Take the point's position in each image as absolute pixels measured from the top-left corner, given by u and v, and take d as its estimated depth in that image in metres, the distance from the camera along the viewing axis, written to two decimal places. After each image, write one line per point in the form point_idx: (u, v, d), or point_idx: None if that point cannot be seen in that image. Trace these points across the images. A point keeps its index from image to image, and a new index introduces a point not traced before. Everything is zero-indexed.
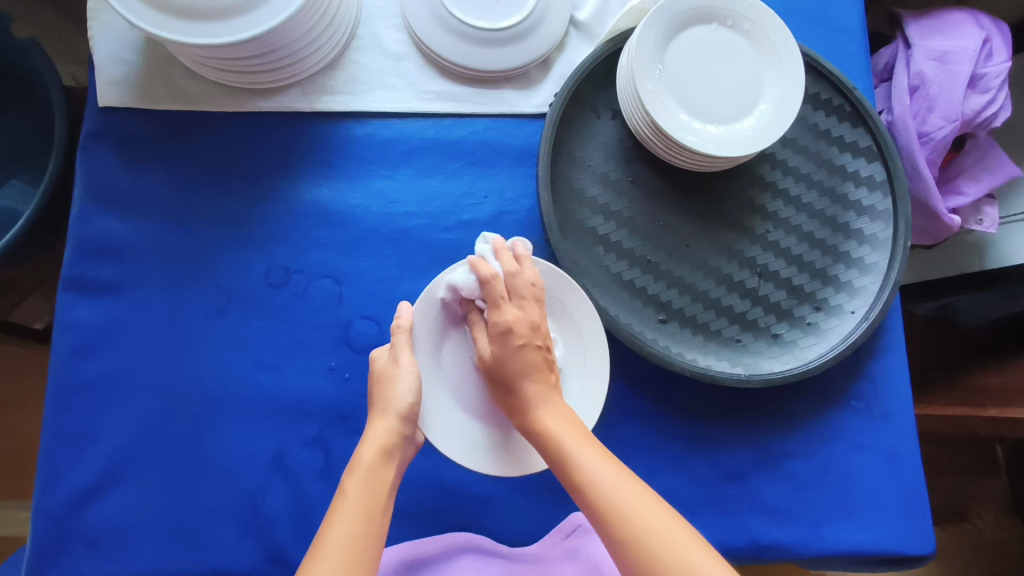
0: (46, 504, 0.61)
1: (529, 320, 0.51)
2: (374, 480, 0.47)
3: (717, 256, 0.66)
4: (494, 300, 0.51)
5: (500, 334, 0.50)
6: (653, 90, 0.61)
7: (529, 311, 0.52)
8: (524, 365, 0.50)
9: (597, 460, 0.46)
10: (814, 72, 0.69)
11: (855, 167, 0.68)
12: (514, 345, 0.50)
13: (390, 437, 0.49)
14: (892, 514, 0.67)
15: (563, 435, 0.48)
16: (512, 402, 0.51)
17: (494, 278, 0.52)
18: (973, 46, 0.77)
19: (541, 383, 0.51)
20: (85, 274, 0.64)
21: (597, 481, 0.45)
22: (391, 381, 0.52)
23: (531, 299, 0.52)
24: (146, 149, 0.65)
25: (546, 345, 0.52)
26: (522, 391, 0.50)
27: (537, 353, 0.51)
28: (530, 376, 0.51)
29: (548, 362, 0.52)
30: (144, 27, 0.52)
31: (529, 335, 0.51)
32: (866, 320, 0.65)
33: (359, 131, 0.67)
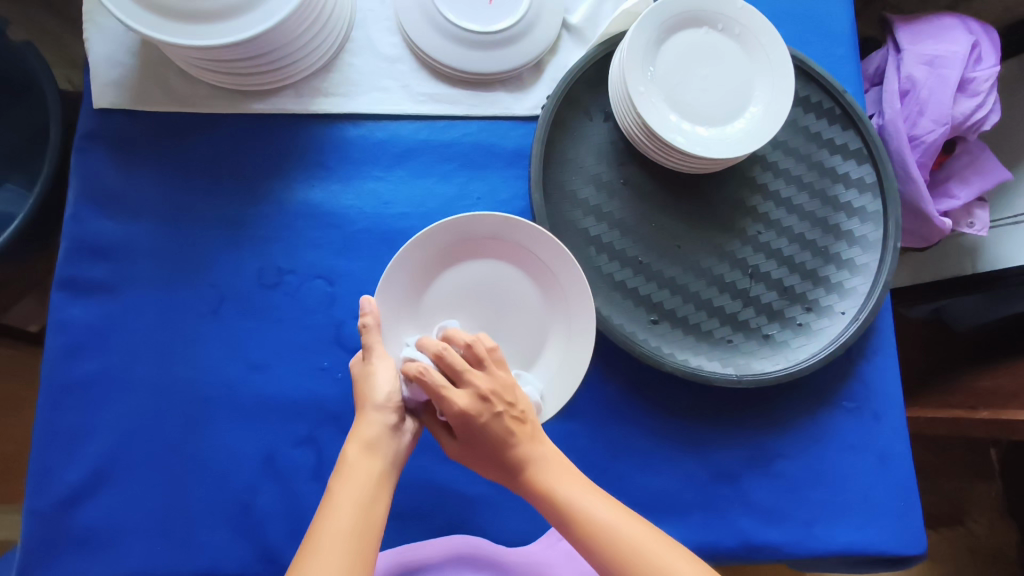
0: (37, 504, 0.61)
1: (478, 392, 0.47)
2: (361, 476, 0.46)
3: (709, 257, 0.67)
4: (434, 392, 0.47)
5: (460, 421, 0.47)
6: (644, 93, 0.62)
7: (474, 382, 0.48)
8: (498, 436, 0.48)
9: (596, 502, 0.49)
10: (804, 76, 0.70)
11: (846, 168, 0.69)
12: (477, 426, 0.48)
13: (377, 430, 0.48)
14: (883, 514, 0.67)
15: (557, 486, 0.49)
16: (499, 467, 0.50)
17: (420, 373, 0.47)
18: (962, 51, 0.78)
19: (523, 442, 0.49)
20: (78, 274, 0.64)
21: (602, 527, 0.47)
22: (369, 379, 0.50)
23: (472, 368, 0.48)
24: (140, 150, 0.65)
25: (509, 404, 0.49)
26: (507, 455, 0.49)
27: (503, 419, 0.48)
28: (506, 441, 0.48)
29: (519, 417, 0.49)
30: (139, 28, 0.53)
31: (485, 410, 0.48)
32: (856, 321, 0.65)
33: (353, 133, 0.68)
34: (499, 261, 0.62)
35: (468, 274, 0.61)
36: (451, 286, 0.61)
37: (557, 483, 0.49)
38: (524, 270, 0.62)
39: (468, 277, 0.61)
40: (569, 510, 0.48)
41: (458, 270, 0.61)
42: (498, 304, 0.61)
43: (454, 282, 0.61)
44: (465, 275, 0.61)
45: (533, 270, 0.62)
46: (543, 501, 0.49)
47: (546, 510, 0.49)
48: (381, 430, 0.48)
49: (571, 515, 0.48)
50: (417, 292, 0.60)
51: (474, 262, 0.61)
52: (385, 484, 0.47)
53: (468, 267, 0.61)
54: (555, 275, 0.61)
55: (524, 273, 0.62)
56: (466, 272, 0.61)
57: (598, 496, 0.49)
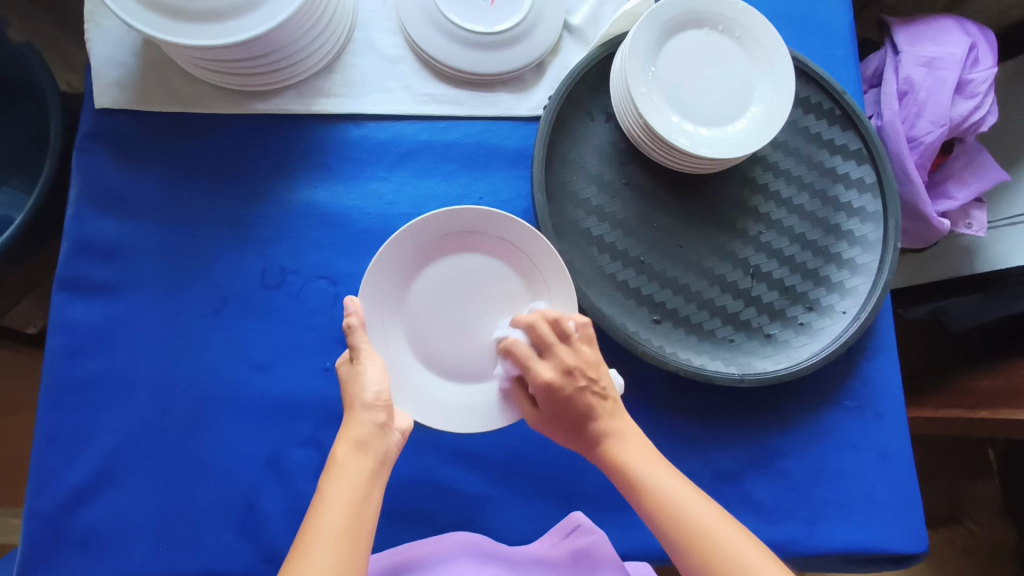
0: (39, 506, 0.61)
1: (564, 367, 0.51)
2: (352, 475, 0.46)
3: (710, 257, 0.67)
4: (523, 364, 0.52)
5: (545, 394, 0.51)
6: (645, 93, 0.62)
7: (560, 357, 0.51)
8: (579, 409, 0.52)
9: (668, 476, 0.51)
10: (804, 77, 0.70)
11: (846, 169, 0.69)
12: (562, 398, 0.51)
13: (364, 428, 0.48)
14: (885, 512, 0.67)
15: (633, 461, 0.52)
16: (582, 438, 0.54)
17: (512, 347, 0.52)
18: (960, 52, 0.79)
19: (603, 416, 0.52)
20: (80, 274, 0.63)
21: (678, 506, 0.50)
22: (358, 379, 0.49)
23: (558, 344, 0.52)
24: (143, 150, 0.65)
25: (593, 378, 0.52)
26: (586, 428, 0.53)
27: (585, 394, 0.52)
28: (586, 415, 0.52)
29: (602, 392, 0.52)
30: (149, 31, 0.53)
31: (569, 384, 0.51)
32: (856, 320, 0.65)
33: (356, 133, 0.68)
34: (484, 256, 0.62)
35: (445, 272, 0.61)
36: (435, 281, 0.61)
37: (626, 458, 0.52)
38: (508, 263, 0.62)
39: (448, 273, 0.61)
40: (643, 488, 0.51)
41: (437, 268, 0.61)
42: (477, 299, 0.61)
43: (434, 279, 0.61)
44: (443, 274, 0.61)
45: (517, 263, 0.62)
46: (622, 474, 0.52)
47: (619, 481, 0.52)
48: (369, 428, 0.48)
49: (642, 494, 0.51)
50: (402, 285, 0.60)
51: (461, 256, 0.62)
52: (375, 483, 0.46)
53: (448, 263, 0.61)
54: (538, 267, 0.61)
55: (508, 266, 0.62)
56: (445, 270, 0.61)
57: (666, 468, 0.52)
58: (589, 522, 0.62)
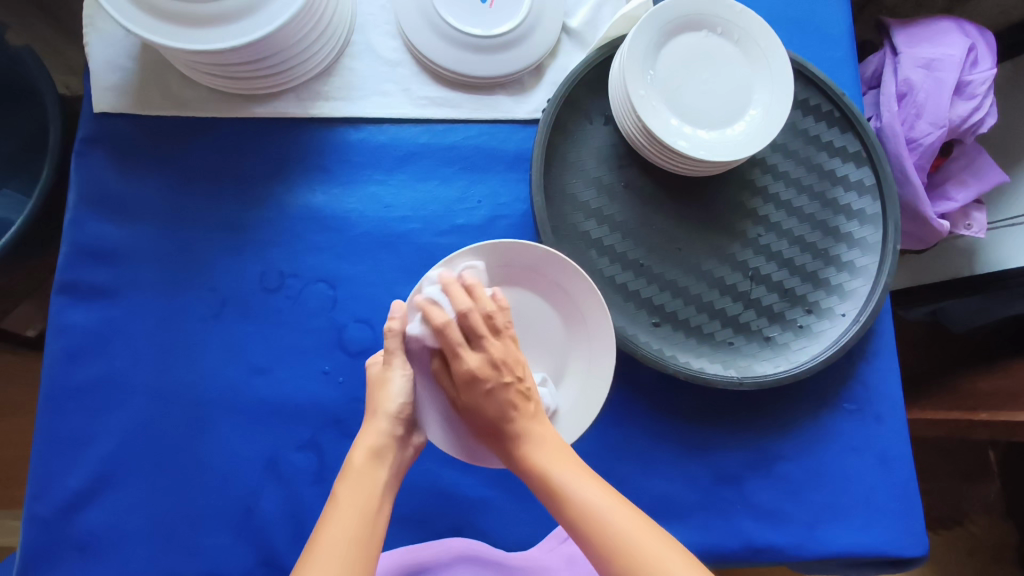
0: (38, 510, 0.60)
1: (490, 359, 0.47)
2: (367, 481, 0.47)
3: (709, 260, 0.67)
4: (450, 348, 0.48)
5: (467, 385, 0.48)
6: (644, 96, 0.62)
7: (488, 348, 0.48)
8: (499, 407, 0.48)
9: (589, 486, 0.45)
10: (803, 79, 0.70)
11: (845, 171, 0.69)
12: (481, 394, 0.48)
13: (382, 439, 0.49)
14: (886, 515, 0.67)
15: (554, 468, 0.47)
16: (499, 441, 0.49)
17: (444, 325, 0.48)
18: (959, 54, 0.79)
19: (522, 419, 0.48)
20: (79, 278, 0.63)
21: (592, 509, 0.44)
22: (384, 386, 0.51)
23: (489, 335, 0.48)
24: (141, 154, 0.65)
25: (517, 377, 0.48)
26: (505, 429, 0.48)
27: (507, 392, 0.48)
28: (507, 412, 0.48)
29: (526, 393, 0.49)
30: (153, 37, 0.53)
31: (494, 377, 0.48)
32: (856, 323, 0.65)
33: (354, 137, 0.68)
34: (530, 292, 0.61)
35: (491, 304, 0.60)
36: None
37: (541, 461, 0.47)
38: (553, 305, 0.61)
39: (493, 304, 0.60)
40: (562, 492, 0.45)
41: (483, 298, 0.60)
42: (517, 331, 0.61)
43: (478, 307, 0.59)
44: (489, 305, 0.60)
45: (560, 304, 0.61)
46: (540, 481, 0.47)
47: (539, 490, 0.47)
48: (385, 438, 0.49)
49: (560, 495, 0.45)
50: None
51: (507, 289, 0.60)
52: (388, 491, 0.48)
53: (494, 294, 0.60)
54: (584, 315, 0.60)
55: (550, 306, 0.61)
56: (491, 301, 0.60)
57: (586, 475, 0.47)
58: None
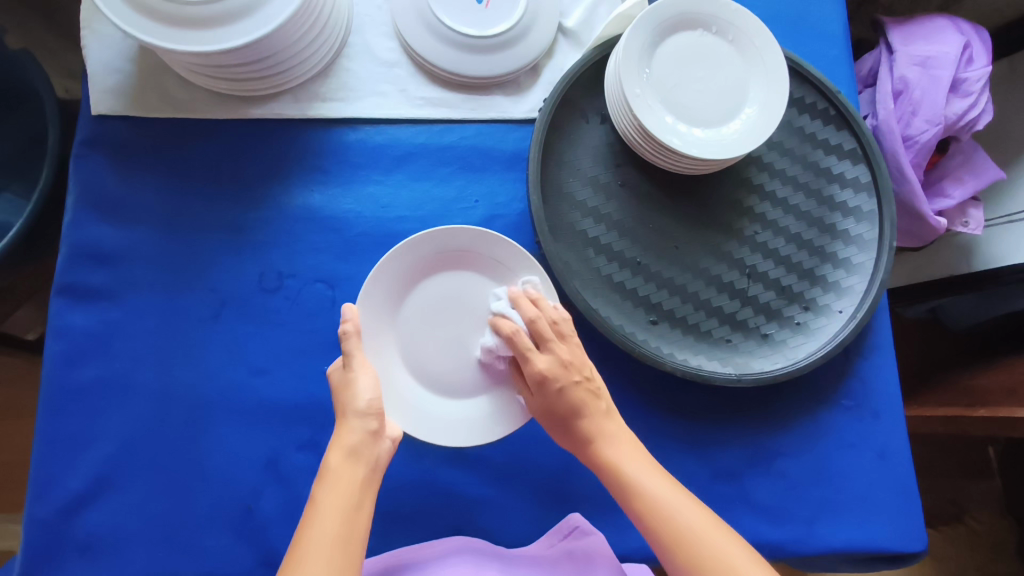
0: (38, 512, 0.61)
1: (558, 360, 0.52)
2: (344, 482, 0.46)
3: (706, 258, 0.67)
4: (522, 349, 0.53)
5: (538, 385, 0.53)
6: (640, 95, 0.62)
7: (555, 351, 0.53)
8: (571, 404, 0.52)
9: (661, 484, 0.51)
10: (799, 77, 0.70)
11: (841, 169, 0.70)
12: (553, 390, 0.52)
13: (356, 436, 0.48)
14: (885, 510, 0.67)
15: (626, 464, 0.52)
16: (572, 435, 0.54)
17: (517, 335, 0.54)
18: (954, 51, 0.79)
19: (593, 416, 0.53)
20: (78, 280, 0.64)
21: (663, 503, 0.50)
22: (348, 387, 0.50)
23: (556, 340, 0.53)
24: (139, 156, 0.66)
25: (585, 376, 0.53)
26: (577, 423, 0.53)
27: (576, 390, 0.52)
28: (581, 410, 0.53)
29: (595, 391, 0.54)
30: (158, 41, 0.54)
31: (563, 377, 0.52)
32: (854, 319, 0.66)
33: (351, 137, 0.68)
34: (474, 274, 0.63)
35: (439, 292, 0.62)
36: (431, 298, 0.62)
37: (625, 463, 0.52)
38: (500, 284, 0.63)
39: (439, 290, 0.62)
40: (643, 501, 0.50)
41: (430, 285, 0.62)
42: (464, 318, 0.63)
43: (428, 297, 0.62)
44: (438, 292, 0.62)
45: (507, 281, 0.62)
46: (615, 478, 0.52)
47: (609, 480, 0.52)
48: (361, 436, 0.48)
49: (644, 512, 0.50)
50: (397, 302, 0.61)
51: (452, 274, 0.63)
52: (367, 491, 0.47)
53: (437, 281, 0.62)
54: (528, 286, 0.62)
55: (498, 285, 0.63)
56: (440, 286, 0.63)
57: (661, 475, 0.52)
58: (586, 523, 0.62)
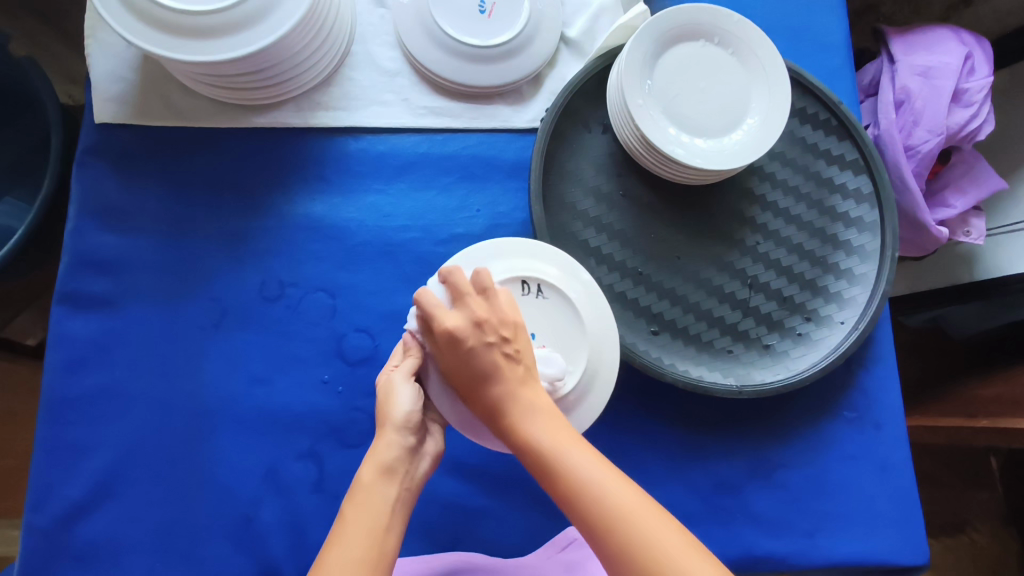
0: (37, 520, 0.60)
1: (472, 317, 0.47)
2: (376, 501, 0.45)
3: (708, 268, 0.67)
4: (428, 312, 0.48)
5: (447, 343, 0.47)
6: (642, 105, 0.62)
7: (468, 307, 0.48)
8: (483, 368, 0.47)
9: (582, 457, 0.44)
10: (801, 87, 0.70)
11: (843, 179, 0.70)
12: (461, 352, 0.47)
13: (392, 452, 0.48)
14: (885, 523, 0.67)
15: (543, 438, 0.45)
16: (481, 402, 0.48)
17: (449, 273, 0.49)
18: (956, 62, 0.79)
19: (509, 381, 0.47)
20: (80, 288, 0.64)
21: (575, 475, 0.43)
22: (389, 395, 0.50)
23: (473, 295, 0.49)
24: (141, 164, 0.66)
25: (503, 336, 0.47)
26: (488, 391, 0.47)
27: (491, 351, 0.47)
28: (490, 375, 0.47)
29: (513, 354, 0.48)
30: (164, 53, 0.54)
31: (475, 336, 0.47)
32: (855, 330, 0.65)
33: (354, 146, 0.68)
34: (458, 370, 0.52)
35: (538, 288, 0.54)
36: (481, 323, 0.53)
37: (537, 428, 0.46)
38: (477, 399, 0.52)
39: None
40: (557, 466, 0.44)
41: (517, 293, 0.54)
42: (571, 325, 0.54)
43: (549, 282, 0.54)
44: (535, 297, 0.54)
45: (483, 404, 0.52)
46: (534, 453, 0.45)
47: (528, 458, 0.46)
48: (397, 452, 0.48)
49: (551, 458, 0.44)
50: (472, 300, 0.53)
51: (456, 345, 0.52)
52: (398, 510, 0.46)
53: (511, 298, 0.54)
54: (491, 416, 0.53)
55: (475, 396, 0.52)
56: (532, 286, 0.54)
57: (586, 450, 0.45)
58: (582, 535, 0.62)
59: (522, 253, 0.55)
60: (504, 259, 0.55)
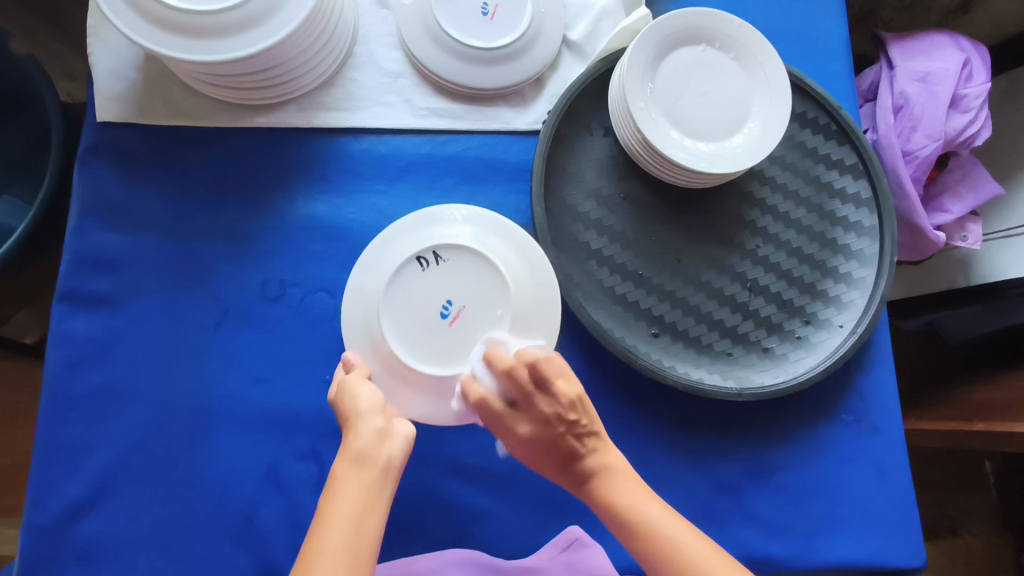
0: (37, 519, 0.60)
1: (541, 416, 0.49)
2: (350, 489, 0.43)
3: (708, 271, 0.67)
4: (497, 417, 0.50)
5: (530, 446, 0.50)
6: (644, 109, 0.63)
7: (538, 404, 0.49)
8: (569, 451, 0.49)
9: (666, 516, 0.48)
10: (801, 91, 0.71)
11: (842, 184, 0.70)
12: (547, 444, 0.50)
13: (363, 438, 0.46)
14: (883, 526, 0.67)
15: (630, 502, 0.49)
16: (569, 471, 0.51)
17: (509, 370, 0.49)
18: (954, 68, 0.80)
19: (592, 457, 0.50)
20: (81, 286, 0.64)
21: (666, 537, 0.47)
22: (349, 395, 0.49)
23: (536, 392, 0.49)
24: (144, 163, 0.66)
25: (575, 422, 0.49)
26: (571, 463, 0.50)
27: (570, 437, 0.49)
28: (576, 455, 0.50)
29: (587, 433, 0.49)
30: (167, 52, 0.54)
31: (556, 428, 0.49)
32: (854, 334, 0.66)
33: (356, 147, 0.69)
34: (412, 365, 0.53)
35: (435, 256, 0.54)
36: (403, 313, 0.53)
37: (619, 493, 0.49)
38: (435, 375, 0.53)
39: (407, 328, 0.53)
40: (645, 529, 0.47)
41: (418, 271, 0.53)
42: (486, 274, 0.54)
43: (442, 244, 0.54)
44: (436, 265, 0.54)
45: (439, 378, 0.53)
46: (615, 515, 0.49)
47: (610, 521, 0.49)
48: (369, 437, 0.46)
49: (642, 536, 0.47)
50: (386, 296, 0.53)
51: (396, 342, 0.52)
52: (377, 495, 0.44)
53: (415, 278, 0.53)
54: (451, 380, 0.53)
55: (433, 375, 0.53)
56: (428, 257, 0.54)
57: (662, 507, 0.49)
58: (584, 535, 0.63)
59: (420, 229, 0.56)
60: (402, 243, 0.55)
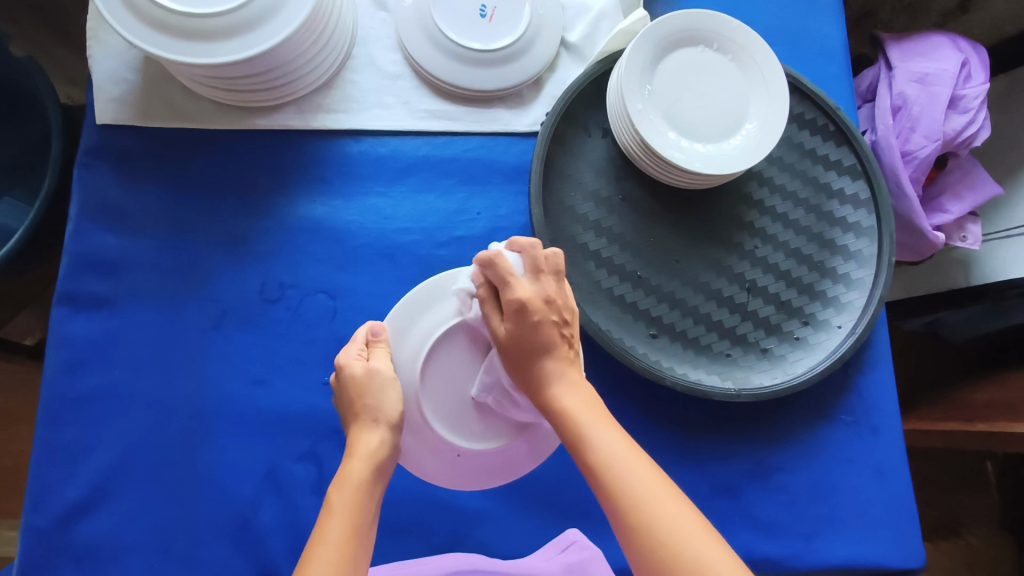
0: (35, 520, 0.60)
1: (543, 292, 0.49)
2: (363, 493, 0.44)
3: (706, 271, 0.67)
4: (500, 277, 0.49)
5: (516, 315, 0.48)
6: (642, 110, 0.63)
7: (541, 284, 0.50)
8: (547, 339, 0.49)
9: (615, 437, 0.46)
10: (798, 93, 0.71)
11: (840, 184, 0.70)
12: (529, 324, 0.48)
13: (381, 446, 0.47)
14: (882, 526, 0.67)
15: (580, 413, 0.47)
16: (528, 368, 0.49)
17: (531, 246, 0.51)
18: (952, 68, 0.80)
19: (560, 358, 0.49)
20: (80, 288, 0.64)
21: (611, 459, 0.45)
22: (377, 388, 0.48)
23: (547, 273, 0.51)
24: (143, 165, 0.66)
25: (565, 319, 0.50)
26: (539, 359, 0.49)
27: (553, 329, 0.49)
28: (550, 349, 0.49)
29: (568, 336, 0.50)
30: (164, 54, 0.55)
31: (543, 311, 0.49)
32: (853, 335, 0.66)
33: (355, 148, 0.69)
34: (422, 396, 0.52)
35: None
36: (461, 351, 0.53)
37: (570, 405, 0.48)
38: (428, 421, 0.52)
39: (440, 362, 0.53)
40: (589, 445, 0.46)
41: None
42: None
43: None
44: None
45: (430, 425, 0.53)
46: (564, 422, 0.47)
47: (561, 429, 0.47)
48: (387, 445, 0.47)
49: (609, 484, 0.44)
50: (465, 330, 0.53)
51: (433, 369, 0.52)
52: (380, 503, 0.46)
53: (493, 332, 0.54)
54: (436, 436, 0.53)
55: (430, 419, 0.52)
56: None
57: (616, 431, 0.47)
58: (583, 539, 0.63)
59: None
60: None
